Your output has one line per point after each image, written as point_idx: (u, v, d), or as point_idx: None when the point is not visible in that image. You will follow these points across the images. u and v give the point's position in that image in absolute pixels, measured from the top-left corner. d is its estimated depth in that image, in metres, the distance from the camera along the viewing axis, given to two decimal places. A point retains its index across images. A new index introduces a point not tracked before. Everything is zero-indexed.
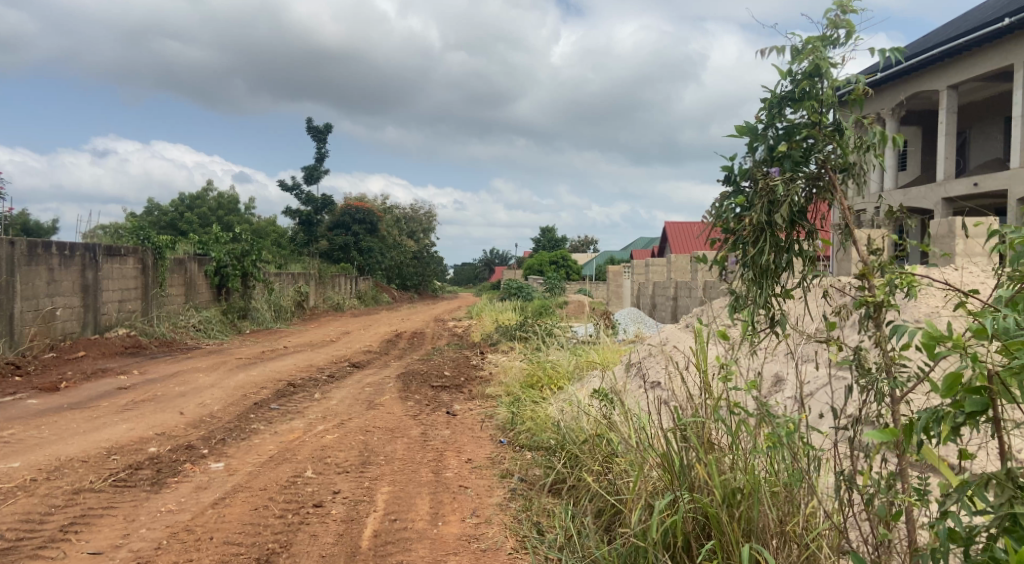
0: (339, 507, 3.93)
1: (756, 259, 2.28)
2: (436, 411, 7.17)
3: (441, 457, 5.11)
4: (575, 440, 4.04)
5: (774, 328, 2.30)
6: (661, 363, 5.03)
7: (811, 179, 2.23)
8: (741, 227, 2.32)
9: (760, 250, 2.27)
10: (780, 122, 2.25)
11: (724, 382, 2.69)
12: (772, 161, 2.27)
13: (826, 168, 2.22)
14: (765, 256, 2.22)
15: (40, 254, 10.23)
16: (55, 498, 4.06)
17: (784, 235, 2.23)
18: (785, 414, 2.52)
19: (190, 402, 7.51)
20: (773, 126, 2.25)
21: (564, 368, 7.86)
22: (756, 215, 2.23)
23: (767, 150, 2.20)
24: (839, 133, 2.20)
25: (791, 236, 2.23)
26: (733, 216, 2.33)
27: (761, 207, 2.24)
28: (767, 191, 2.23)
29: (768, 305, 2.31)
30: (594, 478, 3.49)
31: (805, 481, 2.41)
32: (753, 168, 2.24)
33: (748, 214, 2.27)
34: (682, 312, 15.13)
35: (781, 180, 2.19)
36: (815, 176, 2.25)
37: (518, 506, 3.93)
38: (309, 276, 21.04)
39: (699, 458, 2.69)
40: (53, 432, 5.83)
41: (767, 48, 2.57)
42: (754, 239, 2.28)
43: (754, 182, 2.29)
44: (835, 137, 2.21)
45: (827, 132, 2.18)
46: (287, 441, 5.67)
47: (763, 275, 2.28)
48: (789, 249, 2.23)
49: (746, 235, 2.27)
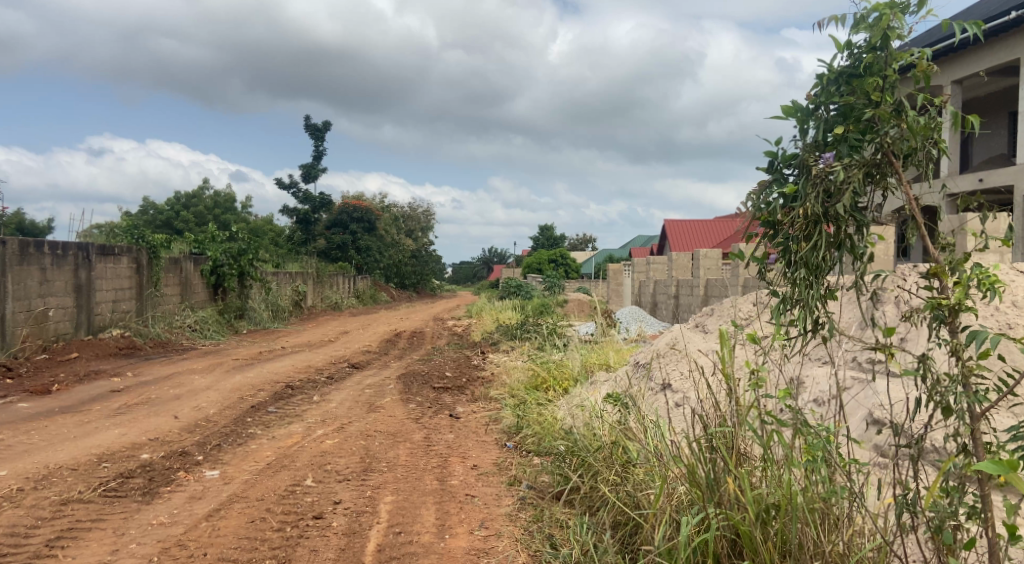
0: (340, 518, 3.74)
1: (808, 256, 2.13)
2: (438, 414, 6.98)
3: (446, 464, 4.92)
4: (590, 448, 3.79)
5: (824, 329, 2.14)
6: (676, 365, 4.85)
7: (871, 166, 2.08)
8: (789, 220, 2.18)
9: (813, 246, 2.12)
10: (837, 103, 2.10)
11: (754, 387, 2.45)
12: (824, 147, 2.14)
13: (887, 152, 2.07)
14: (819, 253, 2.07)
15: (32, 254, 10.02)
16: (42, 509, 3.85)
17: (838, 228, 2.09)
18: (824, 424, 2.32)
19: (186, 406, 7.31)
20: (828, 108, 2.11)
21: (570, 369, 7.67)
22: (809, 206, 2.09)
23: (821, 134, 2.08)
24: (902, 113, 2.05)
25: (846, 230, 2.09)
26: (781, 209, 2.18)
27: (814, 197, 2.10)
28: (821, 181, 2.09)
29: (819, 305, 2.16)
30: (609, 488, 3.28)
31: (849, 497, 2.19)
32: (805, 154, 2.10)
33: (799, 206, 2.12)
34: (684, 310, 14.95)
35: (838, 166, 2.05)
36: (874, 163, 2.10)
37: (529, 517, 3.74)
38: (306, 275, 20.83)
39: (728, 469, 2.47)
40: (42, 438, 5.62)
41: (824, 19, 2.41)
42: (806, 234, 2.13)
43: (803, 171, 2.15)
44: (898, 117, 2.05)
45: (890, 113, 2.03)
46: (285, 447, 5.47)
47: (812, 272, 2.13)
48: (843, 246, 2.09)
49: (796, 227, 2.13)
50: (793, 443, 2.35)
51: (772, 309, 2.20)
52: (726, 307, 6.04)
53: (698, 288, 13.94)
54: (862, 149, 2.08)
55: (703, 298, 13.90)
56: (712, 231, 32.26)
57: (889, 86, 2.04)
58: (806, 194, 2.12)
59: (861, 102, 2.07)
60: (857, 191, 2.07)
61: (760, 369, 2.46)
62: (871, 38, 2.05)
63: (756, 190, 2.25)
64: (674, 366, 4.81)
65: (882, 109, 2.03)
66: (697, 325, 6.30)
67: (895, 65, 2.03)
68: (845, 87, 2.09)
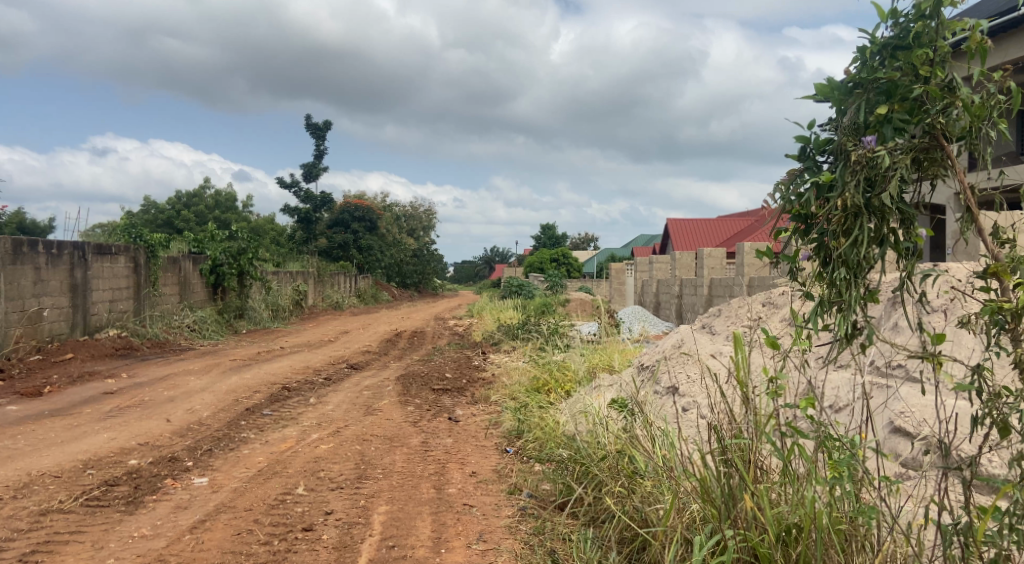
0: (332, 531, 3.56)
1: (847, 253, 1.96)
2: (437, 418, 6.79)
3: (444, 471, 4.74)
4: (594, 456, 3.60)
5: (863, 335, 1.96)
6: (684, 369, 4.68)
7: (919, 150, 1.92)
8: (824, 212, 2.00)
9: (853, 243, 1.95)
10: (880, 79, 1.95)
11: (773, 397, 2.27)
12: (864, 130, 1.99)
13: (938, 134, 1.92)
14: (861, 249, 1.90)
15: (26, 253, 9.85)
16: (19, 521, 3.66)
17: (882, 221, 1.92)
18: (851, 437, 2.15)
19: (179, 408, 7.13)
20: (871, 85, 1.95)
21: (573, 371, 7.49)
22: (849, 196, 1.92)
23: (864, 115, 1.92)
24: (953, 90, 1.90)
25: (889, 224, 1.92)
26: (815, 201, 2.02)
27: (855, 186, 1.94)
28: (863, 167, 1.92)
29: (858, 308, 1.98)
30: (615, 500, 3.10)
31: (881, 517, 2.03)
32: (845, 137, 1.94)
33: (839, 195, 1.95)
34: (688, 310, 14.76)
35: (884, 149, 1.89)
36: (922, 147, 1.94)
37: (530, 528, 3.56)
38: (307, 274, 20.65)
39: (748, 486, 2.28)
40: (28, 443, 5.45)
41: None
42: (844, 227, 1.96)
43: (840, 156, 2.00)
44: (949, 96, 1.90)
45: (941, 90, 1.88)
46: (278, 452, 5.29)
47: (852, 271, 1.96)
48: (886, 241, 1.92)
49: (835, 220, 1.95)
50: (817, 458, 2.17)
51: (807, 312, 2.02)
52: (736, 309, 5.87)
53: (703, 288, 13.76)
54: (908, 131, 1.93)
55: (706, 298, 13.73)
56: (715, 231, 32.05)
57: (940, 60, 1.90)
58: (845, 184, 1.95)
59: (908, 78, 1.91)
60: (903, 179, 1.91)
61: (781, 377, 2.27)
62: (919, 5, 1.90)
63: (785, 182, 2.08)
64: (685, 372, 4.64)
65: (932, 85, 1.88)
66: (703, 326, 6.13)
67: (947, 36, 1.88)
68: (889, 60, 1.94)
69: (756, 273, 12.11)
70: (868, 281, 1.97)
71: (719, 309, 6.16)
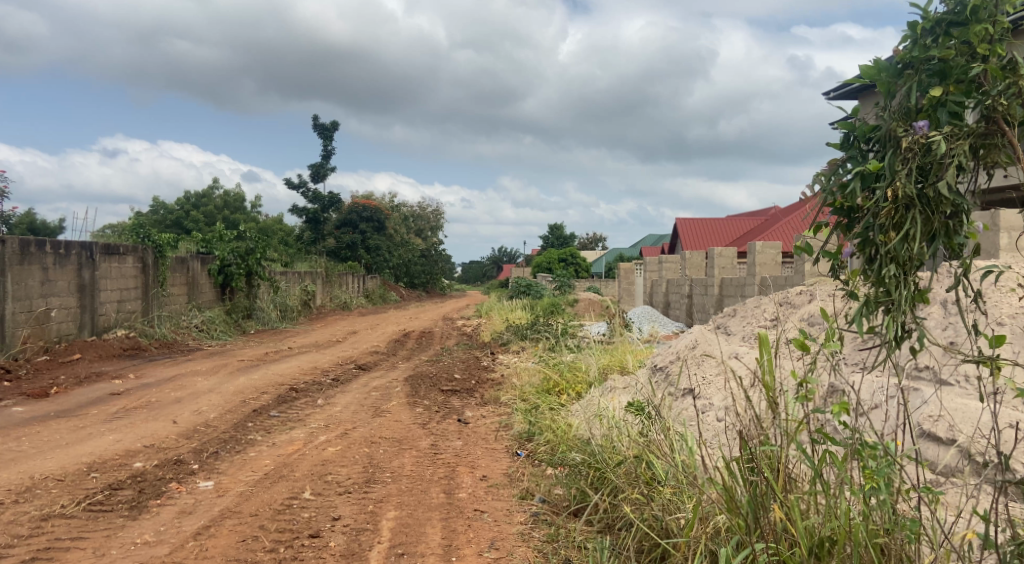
0: (339, 537, 3.46)
1: (898, 249, 1.90)
2: (446, 420, 6.68)
3: (454, 475, 4.63)
4: (609, 462, 3.48)
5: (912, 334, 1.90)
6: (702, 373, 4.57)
7: (977, 135, 1.86)
8: (872, 205, 1.95)
9: (903, 238, 1.89)
10: (933, 60, 1.90)
11: (803, 401, 2.16)
12: (914, 116, 1.95)
13: (999, 117, 1.86)
14: (913, 244, 1.84)
15: (33, 253, 9.81)
16: (21, 526, 3.58)
17: (934, 214, 1.86)
18: (887, 445, 2.03)
19: (186, 410, 7.05)
20: (923, 65, 1.91)
21: (584, 372, 7.37)
22: (900, 186, 1.87)
23: (916, 97, 1.87)
24: (1012, 71, 1.84)
25: (942, 219, 1.86)
26: (861, 193, 1.97)
27: (906, 176, 1.88)
28: (915, 155, 1.87)
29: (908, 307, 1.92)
30: (633, 508, 2.99)
31: (921, 531, 1.91)
32: (896, 123, 1.89)
33: (889, 185, 1.90)
34: (698, 310, 14.62)
35: (938, 136, 1.84)
36: (980, 132, 1.88)
37: (543, 536, 3.45)
38: (315, 275, 20.59)
39: (776, 496, 2.17)
40: (32, 445, 5.38)
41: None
42: (893, 222, 1.91)
43: (889, 143, 1.95)
44: (1010, 76, 1.83)
45: (1002, 71, 1.82)
46: (285, 455, 5.20)
47: (903, 267, 1.90)
48: (939, 236, 1.86)
49: (884, 213, 1.90)
50: (850, 466, 2.07)
51: (853, 311, 1.96)
52: (752, 310, 5.76)
53: (713, 288, 13.62)
54: (963, 115, 1.88)
55: (717, 298, 13.58)
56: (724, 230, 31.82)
57: (998, 38, 1.84)
58: (894, 175, 1.90)
59: (964, 58, 1.86)
60: (959, 167, 1.85)
61: (811, 380, 2.16)
62: None
63: (827, 174, 2.05)
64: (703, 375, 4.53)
65: (991, 64, 1.82)
66: (718, 327, 6.01)
67: (1006, 12, 1.83)
68: (944, 38, 1.89)
69: (768, 273, 11.96)
70: (918, 280, 1.91)
71: (733, 310, 6.04)
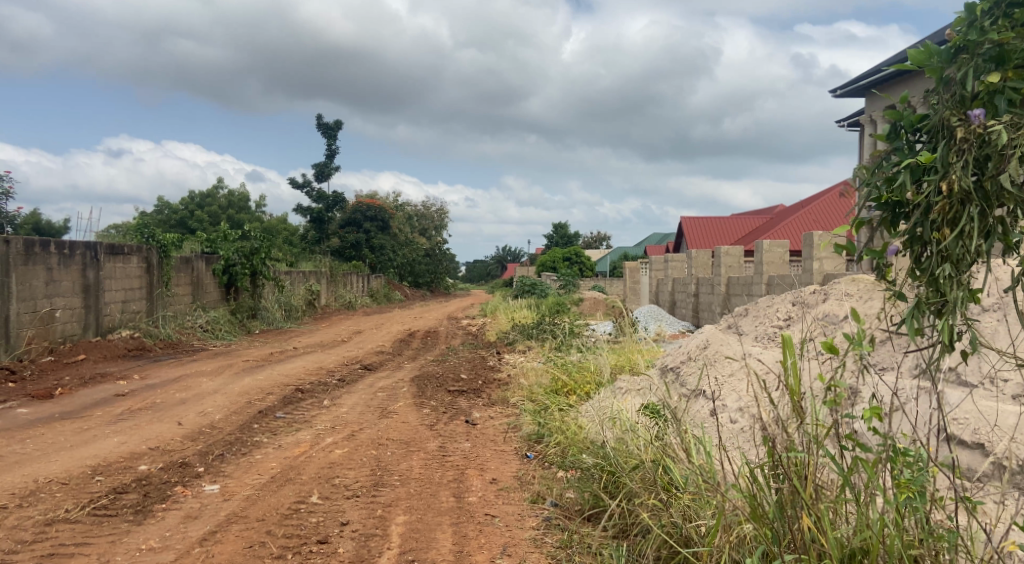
0: (348, 544, 3.39)
1: (953, 247, 1.84)
2: (453, 421, 6.60)
3: (463, 477, 4.56)
4: (623, 467, 3.39)
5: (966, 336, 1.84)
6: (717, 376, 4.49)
7: None
8: (923, 199, 1.89)
9: (958, 234, 1.83)
10: (990, 44, 1.84)
11: (831, 405, 2.08)
12: (968, 104, 1.88)
13: None
14: (970, 241, 1.78)
15: (37, 254, 9.76)
16: (24, 532, 3.51)
17: (992, 208, 1.80)
18: (923, 453, 1.96)
19: (191, 411, 6.98)
20: (979, 51, 1.84)
21: (592, 372, 7.29)
22: (956, 179, 1.81)
23: (974, 85, 1.81)
24: None
25: (1000, 213, 1.80)
26: (912, 187, 1.90)
27: (963, 169, 1.82)
28: (971, 146, 1.81)
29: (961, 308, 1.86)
30: (649, 514, 2.92)
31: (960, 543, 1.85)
32: (952, 112, 1.83)
33: (945, 179, 1.84)
34: (705, 309, 14.53)
35: (998, 125, 1.78)
36: None
37: (556, 542, 3.37)
38: (319, 274, 20.54)
39: (807, 508, 2.08)
40: (37, 448, 5.32)
41: None
42: (948, 217, 1.85)
43: (942, 134, 1.89)
44: None
45: None
46: (291, 457, 5.13)
47: (957, 266, 1.84)
48: (997, 232, 1.80)
49: (939, 208, 1.84)
50: (883, 475, 2.00)
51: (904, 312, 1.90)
52: (764, 309, 5.69)
53: (721, 286, 13.51)
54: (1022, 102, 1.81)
55: (724, 296, 13.49)
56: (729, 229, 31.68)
57: None
58: (949, 167, 1.85)
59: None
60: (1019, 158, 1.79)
61: (839, 384, 2.07)
62: None
63: (870, 168, 2.00)
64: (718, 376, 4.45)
65: None
66: (729, 327, 5.95)
67: None
68: (1002, 21, 1.83)
69: (776, 271, 11.86)
70: (972, 279, 1.85)
71: (745, 309, 5.98)
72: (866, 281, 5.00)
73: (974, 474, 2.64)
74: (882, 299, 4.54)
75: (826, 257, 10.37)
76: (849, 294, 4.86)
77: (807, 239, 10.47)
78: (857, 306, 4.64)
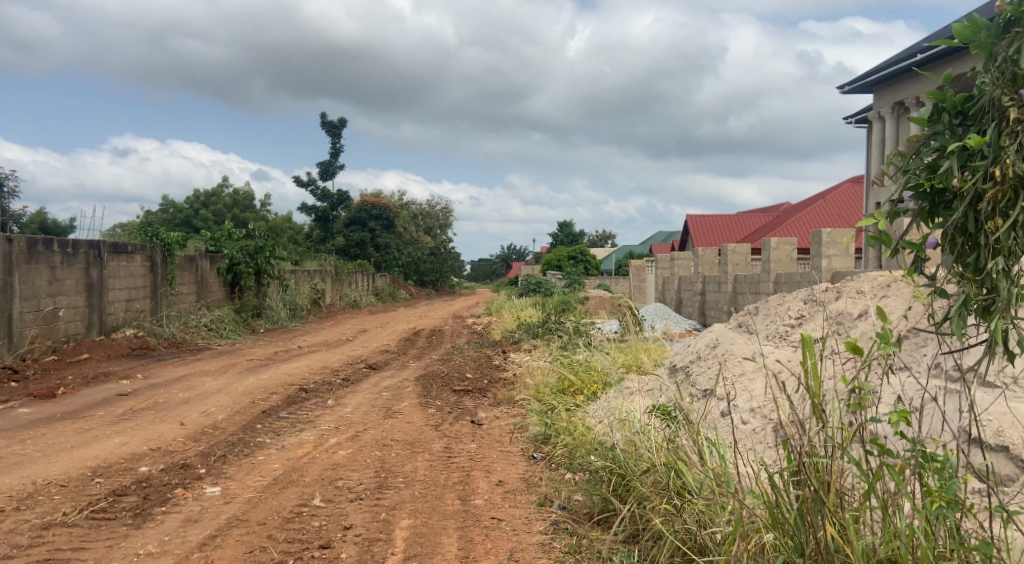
0: (351, 548, 3.30)
1: (1005, 238, 1.74)
2: (459, 421, 6.51)
3: (469, 479, 4.47)
4: (633, 470, 3.30)
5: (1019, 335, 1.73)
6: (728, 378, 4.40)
7: None
8: (971, 186, 1.79)
9: (1011, 225, 1.73)
10: None
11: (856, 408, 1.99)
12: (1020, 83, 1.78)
13: None
14: None
15: (40, 252, 9.72)
16: (19, 536, 3.44)
17: None
18: (952, 460, 1.87)
19: (194, 411, 6.91)
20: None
21: (599, 371, 7.18)
22: (1010, 164, 1.71)
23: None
24: None
25: None
26: (958, 173, 1.80)
27: (1016, 153, 1.72)
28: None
29: (1014, 304, 1.75)
30: (663, 520, 2.83)
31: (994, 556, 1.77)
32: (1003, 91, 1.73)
33: (996, 164, 1.73)
34: (712, 307, 14.42)
35: None
36: None
37: (564, 547, 3.28)
38: (324, 273, 20.48)
39: (831, 515, 1.99)
40: (37, 448, 5.26)
41: None
42: (999, 204, 1.74)
43: (991, 115, 1.79)
44: None
45: None
46: (294, 459, 5.05)
47: (1009, 258, 1.74)
48: None
49: (991, 194, 1.74)
50: (910, 482, 1.91)
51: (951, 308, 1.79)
52: (776, 307, 5.60)
53: (728, 284, 13.39)
54: None
55: (731, 294, 13.37)
56: (735, 227, 31.52)
57: None
58: (1001, 151, 1.74)
59: None
60: None
61: (865, 386, 1.98)
62: None
63: (908, 156, 1.91)
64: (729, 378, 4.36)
65: None
66: (740, 325, 5.86)
67: None
68: None
69: (784, 269, 11.74)
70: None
71: (755, 308, 5.89)
72: (880, 278, 4.91)
73: (1010, 482, 2.54)
74: (897, 298, 4.45)
75: (835, 255, 10.24)
76: (862, 291, 4.77)
77: (815, 237, 10.35)
78: (870, 303, 4.55)
